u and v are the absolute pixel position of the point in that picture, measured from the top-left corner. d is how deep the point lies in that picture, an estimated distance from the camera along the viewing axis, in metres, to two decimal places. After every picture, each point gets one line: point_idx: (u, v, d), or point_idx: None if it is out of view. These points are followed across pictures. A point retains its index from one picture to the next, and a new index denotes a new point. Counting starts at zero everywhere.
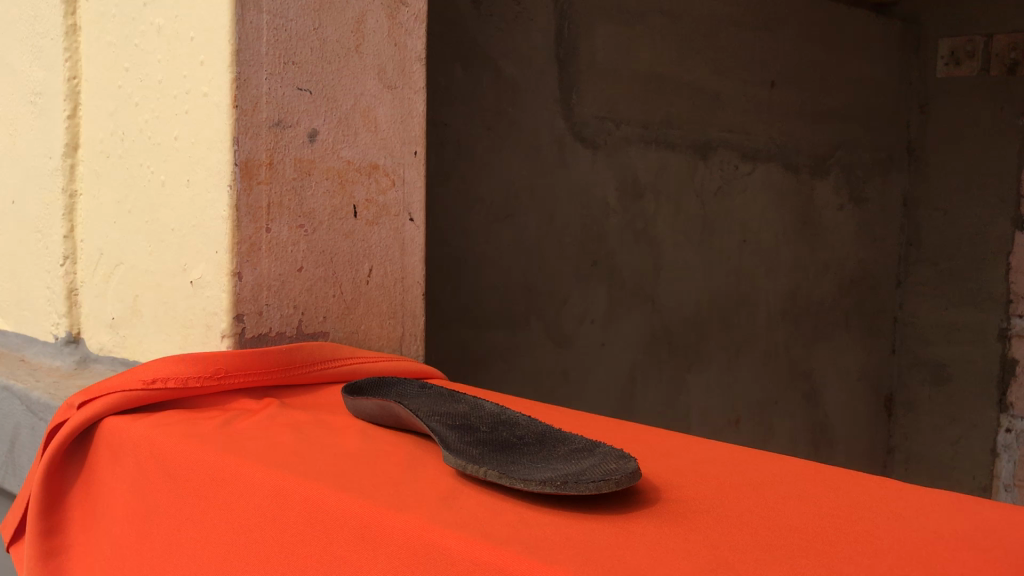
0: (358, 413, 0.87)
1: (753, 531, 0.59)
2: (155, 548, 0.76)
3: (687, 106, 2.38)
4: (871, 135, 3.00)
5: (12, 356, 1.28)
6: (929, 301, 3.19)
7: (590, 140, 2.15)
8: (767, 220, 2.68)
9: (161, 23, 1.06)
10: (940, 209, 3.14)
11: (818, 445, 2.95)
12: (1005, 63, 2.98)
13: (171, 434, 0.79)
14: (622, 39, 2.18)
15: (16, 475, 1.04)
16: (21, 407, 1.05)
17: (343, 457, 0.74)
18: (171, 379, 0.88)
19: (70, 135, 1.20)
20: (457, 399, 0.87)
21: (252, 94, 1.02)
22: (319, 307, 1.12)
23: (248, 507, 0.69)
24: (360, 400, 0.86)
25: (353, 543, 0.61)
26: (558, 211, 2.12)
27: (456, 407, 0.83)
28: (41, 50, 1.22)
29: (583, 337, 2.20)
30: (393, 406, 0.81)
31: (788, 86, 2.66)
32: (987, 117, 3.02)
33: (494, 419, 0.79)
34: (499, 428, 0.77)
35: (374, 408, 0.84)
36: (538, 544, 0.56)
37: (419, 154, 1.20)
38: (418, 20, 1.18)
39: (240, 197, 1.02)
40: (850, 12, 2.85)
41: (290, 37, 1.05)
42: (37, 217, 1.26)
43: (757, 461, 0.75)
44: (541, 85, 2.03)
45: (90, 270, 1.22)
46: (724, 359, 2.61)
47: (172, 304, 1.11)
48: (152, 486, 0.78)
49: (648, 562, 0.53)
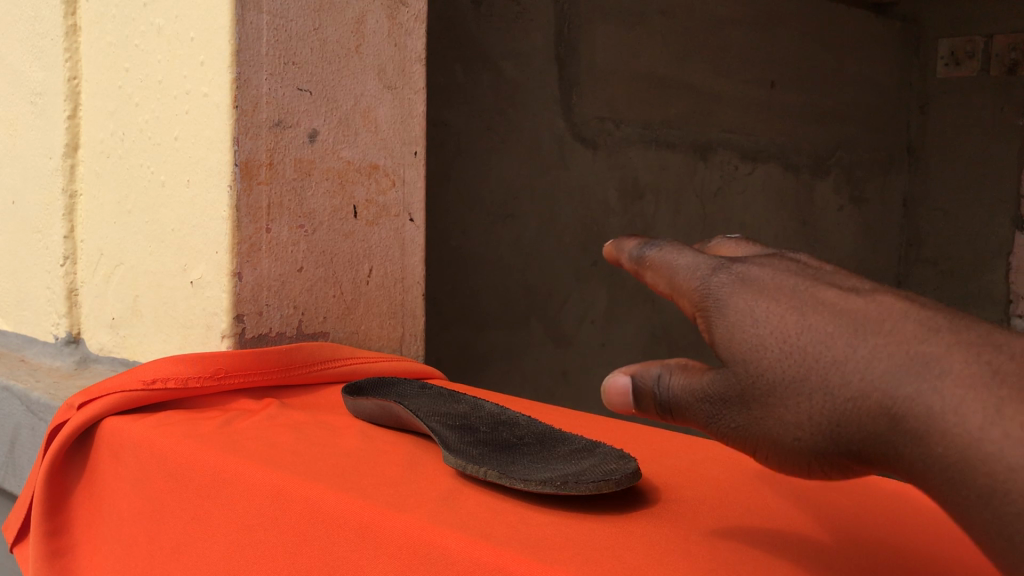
0: (358, 413, 0.87)
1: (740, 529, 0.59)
2: (158, 548, 0.76)
3: (687, 106, 2.38)
4: (871, 135, 3.00)
5: (12, 356, 1.28)
6: None
7: (591, 140, 2.15)
8: (767, 220, 2.67)
9: (161, 23, 1.06)
10: (940, 209, 3.15)
11: None
12: (1005, 63, 2.97)
13: (170, 434, 0.79)
14: (623, 40, 2.18)
15: (16, 475, 1.04)
16: (21, 407, 1.05)
17: (343, 457, 0.74)
18: (171, 379, 0.88)
19: (70, 135, 1.20)
20: (457, 399, 0.87)
21: (252, 94, 1.02)
22: (319, 307, 1.12)
23: (247, 507, 0.69)
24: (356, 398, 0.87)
25: (353, 543, 0.61)
26: (558, 212, 2.12)
27: (456, 407, 0.83)
28: (41, 51, 1.22)
29: (583, 337, 2.20)
30: (393, 407, 0.81)
31: (788, 87, 2.66)
32: (988, 117, 3.02)
33: (493, 419, 0.80)
34: (499, 428, 0.77)
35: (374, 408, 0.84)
36: (538, 545, 0.56)
37: (419, 154, 1.21)
38: (418, 21, 1.18)
39: (240, 197, 1.02)
40: (850, 12, 2.85)
41: (290, 37, 1.05)
42: (36, 217, 1.26)
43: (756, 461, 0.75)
44: (541, 85, 2.03)
45: (90, 270, 1.22)
46: None
47: (172, 304, 1.11)
48: (153, 486, 0.78)
49: (649, 562, 0.53)
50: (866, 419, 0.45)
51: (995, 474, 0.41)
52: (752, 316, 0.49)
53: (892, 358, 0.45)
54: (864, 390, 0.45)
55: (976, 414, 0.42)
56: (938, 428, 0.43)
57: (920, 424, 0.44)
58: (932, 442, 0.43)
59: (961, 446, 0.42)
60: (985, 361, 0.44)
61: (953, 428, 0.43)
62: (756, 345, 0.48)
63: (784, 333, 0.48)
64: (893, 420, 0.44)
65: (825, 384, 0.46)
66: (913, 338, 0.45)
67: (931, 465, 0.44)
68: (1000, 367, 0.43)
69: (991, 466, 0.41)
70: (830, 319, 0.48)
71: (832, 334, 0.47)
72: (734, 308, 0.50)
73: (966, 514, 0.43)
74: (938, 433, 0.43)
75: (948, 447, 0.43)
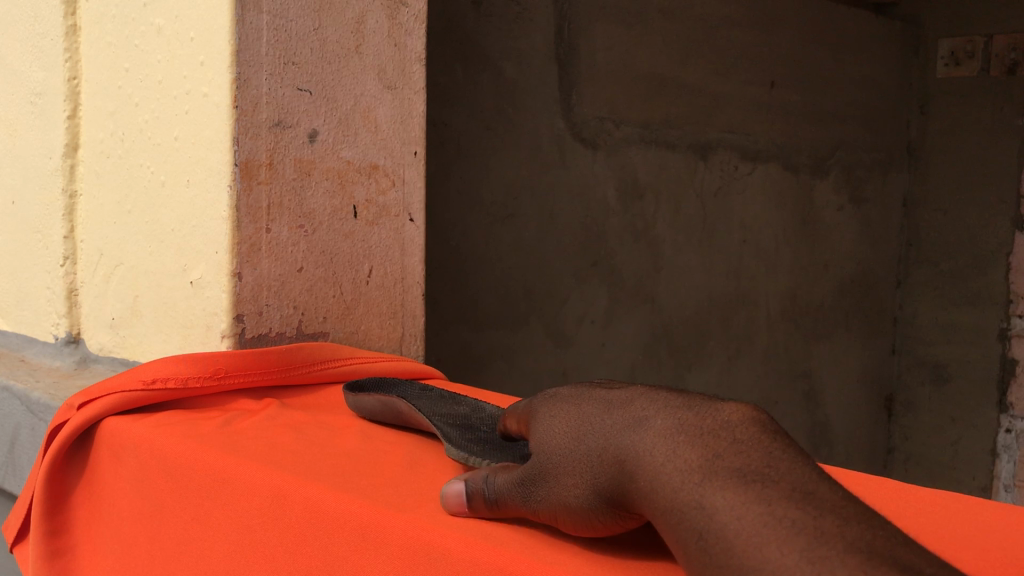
0: (359, 410, 0.87)
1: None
2: (158, 549, 0.76)
3: (687, 106, 2.38)
4: (871, 135, 3.00)
5: (13, 356, 1.28)
6: (929, 301, 3.19)
7: (590, 140, 2.15)
8: (767, 219, 2.67)
9: (161, 23, 1.06)
10: (940, 209, 3.14)
11: (818, 445, 2.95)
12: (1005, 64, 2.98)
13: (171, 434, 0.79)
14: (622, 40, 2.18)
15: (16, 475, 1.04)
16: (21, 407, 1.05)
17: (343, 457, 0.74)
18: (171, 379, 0.88)
19: (70, 135, 1.20)
20: (459, 401, 0.87)
21: (252, 94, 1.02)
22: (319, 307, 1.12)
23: (248, 507, 0.69)
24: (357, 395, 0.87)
25: (354, 543, 0.61)
26: (558, 211, 2.12)
27: (458, 408, 0.83)
28: (41, 51, 1.22)
29: (583, 337, 2.20)
30: (395, 402, 0.82)
31: (788, 86, 2.66)
32: (987, 117, 3.02)
33: (494, 419, 0.80)
34: (499, 429, 0.77)
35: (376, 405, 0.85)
36: (536, 545, 0.56)
37: (419, 154, 1.20)
38: (418, 21, 1.18)
39: (240, 197, 1.02)
40: (850, 12, 2.85)
41: (290, 37, 1.05)
42: (36, 217, 1.26)
43: None
44: (540, 85, 2.03)
45: (90, 270, 1.22)
46: (724, 359, 2.61)
47: (172, 304, 1.11)
48: (154, 487, 0.78)
49: (648, 562, 0.54)
50: (606, 475, 0.53)
51: (681, 512, 0.47)
52: (542, 408, 0.60)
53: (618, 421, 0.54)
54: (602, 449, 0.53)
55: (667, 459, 0.49)
56: (643, 472, 0.50)
57: (636, 473, 0.50)
58: (639, 487, 0.50)
59: (652, 485, 0.49)
60: (681, 420, 0.51)
61: (647, 469, 0.50)
62: (540, 427, 0.59)
63: (556, 415, 0.58)
64: (619, 472, 0.52)
65: (579, 451, 0.55)
66: (636, 406, 0.54)
67: (645, 507, 0.50)
68: (694, 427, 0.50)
69: (681, 512, 0.47)
70: (590, 401, 0.57)
71: (585, 411, 0.56)
72: (535, 407, 0.61)
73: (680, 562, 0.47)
74: (645, 481, 0.50)
75: (648, 490, 0.49)
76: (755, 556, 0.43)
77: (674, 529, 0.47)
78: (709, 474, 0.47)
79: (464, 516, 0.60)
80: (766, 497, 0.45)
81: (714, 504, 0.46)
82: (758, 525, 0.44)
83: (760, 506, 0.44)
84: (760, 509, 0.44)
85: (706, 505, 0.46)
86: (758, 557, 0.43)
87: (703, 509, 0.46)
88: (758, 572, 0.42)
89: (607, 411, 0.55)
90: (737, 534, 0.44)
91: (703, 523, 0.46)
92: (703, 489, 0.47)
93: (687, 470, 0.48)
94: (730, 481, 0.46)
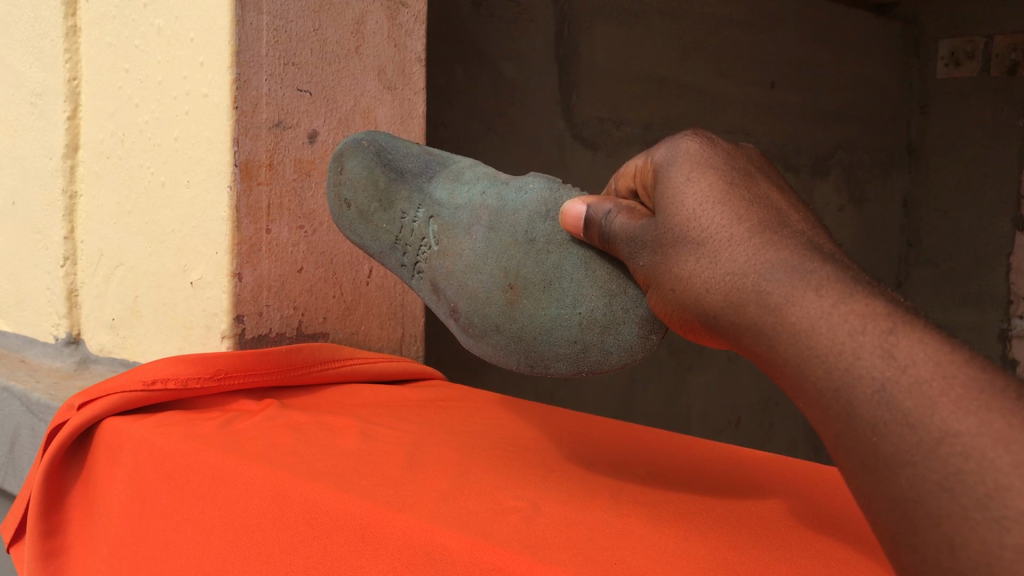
0: (408, 165, 0.86)
1: (732, 530, 0.61)
2: (154, 549, 0.75)
3: (687, 108, 2.38)
4: (870, 135, 3.01)
5: (12, 356, 1.27)
6: (930, 301, 3.19)
7: (591, 140, 2.15)
8: None
9: (161, 24, 1.06)
10: (940, 209, 3.15)
11: (818, 445, 2.94)
12: (1005, 64, 2.93)
13: (171, 435, 0.80)
14: (623, 40, 2.18)
15: (15, 476, 1.04)
16: (21, 407, 1.05)
17: (345, 458, 0.75)
18: (171, 380, 0.88)
19: (70, 136, 1.20)
20: (392, 212, 0.85)
21: (252, 95, 1.02)
22: (319, 308, 1.12)
23: (247, 507, 0.69)
24: (407, 146, 0.88)
25: (352, 544, 0.61)
26: None
27: (420, 213, 0.82)
28: (41, 51, 1.22)
29: None
30: (461, 173, 0.82)
31: (788, 87, 2.66)
32: (988, 117, 3.00)
33: (445, 226, 0.79)
34: (472, 229, 0.76)
35: (420, 155, 0.87)
36: (537, 545, 0.56)
37: None
38: (418, 21, 1.19)
39: (240, 197, 1.02)
40: (850, 12, 2.84)
41: (290, 38, 1.05)
42: (37, 218, 1.26)
43: (743, 469, 0.78)
44: (541, 86, 2.03)
45: (90, 271, 1.22)
46: (725, 359, 2.57)
47: (172, 304, 1.11)
48: (152, 488, 0.77)
49: (648, 562, 0.55)
50: (761, 270, 0.52)
51: (856, 355, 0.46)
52: (713, 178, 0.57)
53: (783, 266, 0.52)
54: (776, 249, 0.53)
55: (848, 291, 0.49)
56: (813, 285, 0.50)
57: (805, 282, 0.50)
58: (794, 325, 0.49)
59: (809, 330, 0.49)
60: (847, 279, 0.50)
61: (812, 318, 0.49)
62: (703, 199, 0.57)
63: (728, 198, 0.56)
64: (782, 274, 0.51)
65: (744, 242, 0.54)
66: (804, 259, 0.51)
67: (789, 312, 0.50)
68: (877, 285, 0.51)
69: (854, 353, 0.47)
70: (764, 206, 0.56)
71: (747, 228, 0.55)
72: (700, 167, 0.58)
73: (804, 379, 0.49)
74: (815, 291, 0.49)
75: (812, 300, 0.49)
76: (972, 422, 0.42)
77: (819, 352, 0.48)
78: (903, 325, 0.46)
79: (463, 516, 0.60)
80: (976, 366, 0.44)
81: (910, 356, 0.45)
82: (976, 392, 0.43)
83: (976, 372, 0.44)
84: (975, 373, 0.44)
85: (898, 355, 0.45)
86: (974, 423, 0.42)
87: (893, 364, 0.45)
88: (976, 438, 0.42)
89: (784, 227, 0.55)
90: (948, 393, 0.44)
91: (887, 372, 0.45)
92: (895, 339, 0.46)
93: (859, 328, 0.47)
94: (932, 338, 0.46)
